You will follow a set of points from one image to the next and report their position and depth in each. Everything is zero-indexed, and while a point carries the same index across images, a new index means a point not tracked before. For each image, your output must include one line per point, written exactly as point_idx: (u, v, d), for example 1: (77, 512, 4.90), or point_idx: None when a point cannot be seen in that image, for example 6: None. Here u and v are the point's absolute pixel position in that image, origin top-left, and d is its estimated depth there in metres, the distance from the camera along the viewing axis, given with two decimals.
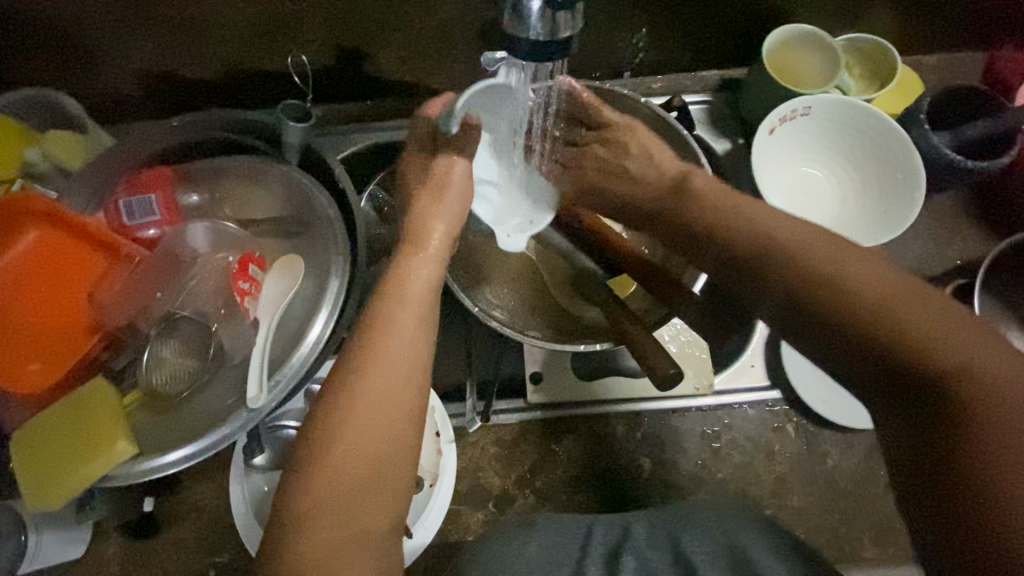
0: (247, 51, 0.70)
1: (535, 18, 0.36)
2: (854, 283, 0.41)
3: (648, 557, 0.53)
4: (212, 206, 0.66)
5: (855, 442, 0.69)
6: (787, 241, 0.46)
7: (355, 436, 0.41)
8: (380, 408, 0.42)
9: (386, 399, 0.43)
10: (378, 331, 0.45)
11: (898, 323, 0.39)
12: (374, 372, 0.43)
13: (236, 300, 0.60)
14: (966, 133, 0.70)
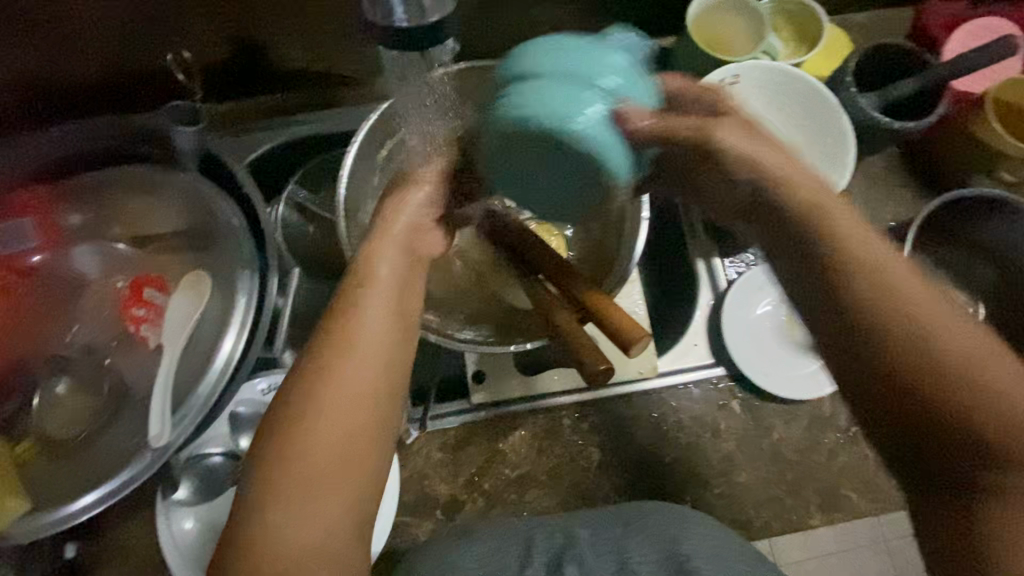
0: (121, 49, 0.62)
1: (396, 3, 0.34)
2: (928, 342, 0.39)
3: (592, 564, 0.53)
4: (98, 226, 0.59)
5: (799, 413, 0.69)
6: (879, 273, 0.41)
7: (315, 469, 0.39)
8: (353, 404, 0.40)
9: (360, 391, 0.41)
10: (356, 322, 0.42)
11: (953, 391, 0.38)
12: (351, 363, 0.41)
13: (132, 329, 0.56)
14: (896, 91, 0.68)
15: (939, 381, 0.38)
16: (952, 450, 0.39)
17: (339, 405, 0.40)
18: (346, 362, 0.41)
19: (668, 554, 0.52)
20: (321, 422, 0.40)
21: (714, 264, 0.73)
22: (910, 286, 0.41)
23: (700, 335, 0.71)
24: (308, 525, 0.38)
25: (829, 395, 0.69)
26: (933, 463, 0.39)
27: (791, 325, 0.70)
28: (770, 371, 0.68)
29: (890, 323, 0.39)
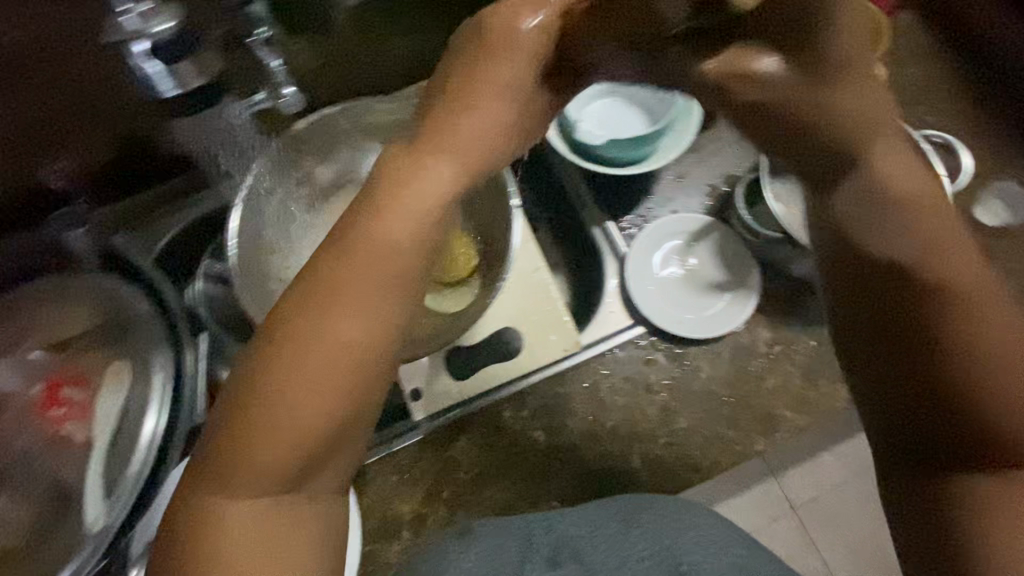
0: (13, 173, 0.62)
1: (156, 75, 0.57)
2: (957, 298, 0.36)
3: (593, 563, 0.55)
4: (11, 340, 0.61)
5: (720, 349, 0.72)
6: (955, 270, 0.36)
7: (272, 438, 0.36)
8: (329, 364, 0.37)
9: (335, 365, 0.37)
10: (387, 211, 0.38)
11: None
12: (296, 334, 0.37)
13: (56, 430, 0.58)
14: None
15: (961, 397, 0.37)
16: (929, 404, 0.38)
17: (327, 362, 0.37)
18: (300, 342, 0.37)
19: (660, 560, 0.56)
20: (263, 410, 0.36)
21: (610, 231, 0.77)
22: (980, 281, 0.36)
23: (615, 302, 0.74)
24: (260, 499, 0.37)
25: (744, 325, 0.73)
26: (937, 453, 0.39)
27: (693, 270, 0.75)
28: (680, 318, 0.72)
29: (954, 342, 0.36)
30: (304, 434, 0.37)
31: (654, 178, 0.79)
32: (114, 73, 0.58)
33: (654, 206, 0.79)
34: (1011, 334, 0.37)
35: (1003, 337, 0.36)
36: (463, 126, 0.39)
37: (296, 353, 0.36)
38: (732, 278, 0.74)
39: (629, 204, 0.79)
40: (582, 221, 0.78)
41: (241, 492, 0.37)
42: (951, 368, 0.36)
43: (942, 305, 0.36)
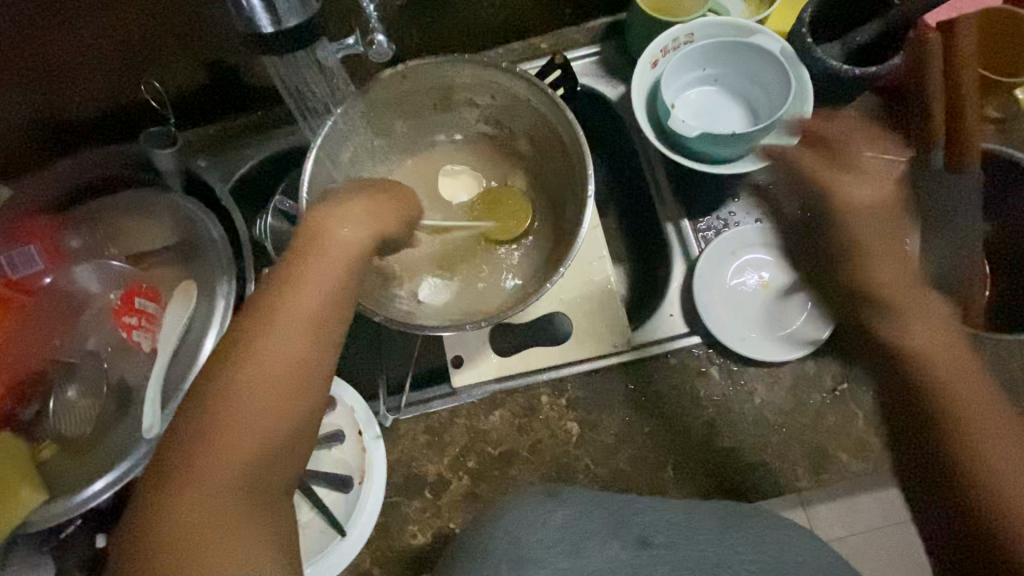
0: (118, 82, 0.64)
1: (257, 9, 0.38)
2: (975, 403, 0.51)
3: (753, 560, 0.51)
4: (97, 245, 0.67)
5: (780, 375, 0.68)
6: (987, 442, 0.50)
7: (250, 370, 0.41)
8: (289, 314, 0.43)
9: (290, 360, 0.42)
10: (276, 330, 0.43)
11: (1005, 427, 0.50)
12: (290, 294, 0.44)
13: (125, 336, 0.61)
14: (856, 37, 0.65)
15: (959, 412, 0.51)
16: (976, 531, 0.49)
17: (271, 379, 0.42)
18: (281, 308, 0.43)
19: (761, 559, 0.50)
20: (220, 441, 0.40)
21: (686, 229, 0.73)
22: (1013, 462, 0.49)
23: (676, 305, 0.71)
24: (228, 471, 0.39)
25: (811, 355, 0.68)
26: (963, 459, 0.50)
27: (769, 286, 0.71)
28: (745, 335, 0.68)
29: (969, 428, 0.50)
30: (271, 384, 0.41)
31: (741, 182, 0.74)
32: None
33: (736, 211, 0.73)
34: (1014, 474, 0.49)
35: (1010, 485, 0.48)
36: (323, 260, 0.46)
37: (249, 350, 0.42)
38: (809, 290, 0.69)
39: (708, 203, 0.74)
40: (656, 215, 0.74)
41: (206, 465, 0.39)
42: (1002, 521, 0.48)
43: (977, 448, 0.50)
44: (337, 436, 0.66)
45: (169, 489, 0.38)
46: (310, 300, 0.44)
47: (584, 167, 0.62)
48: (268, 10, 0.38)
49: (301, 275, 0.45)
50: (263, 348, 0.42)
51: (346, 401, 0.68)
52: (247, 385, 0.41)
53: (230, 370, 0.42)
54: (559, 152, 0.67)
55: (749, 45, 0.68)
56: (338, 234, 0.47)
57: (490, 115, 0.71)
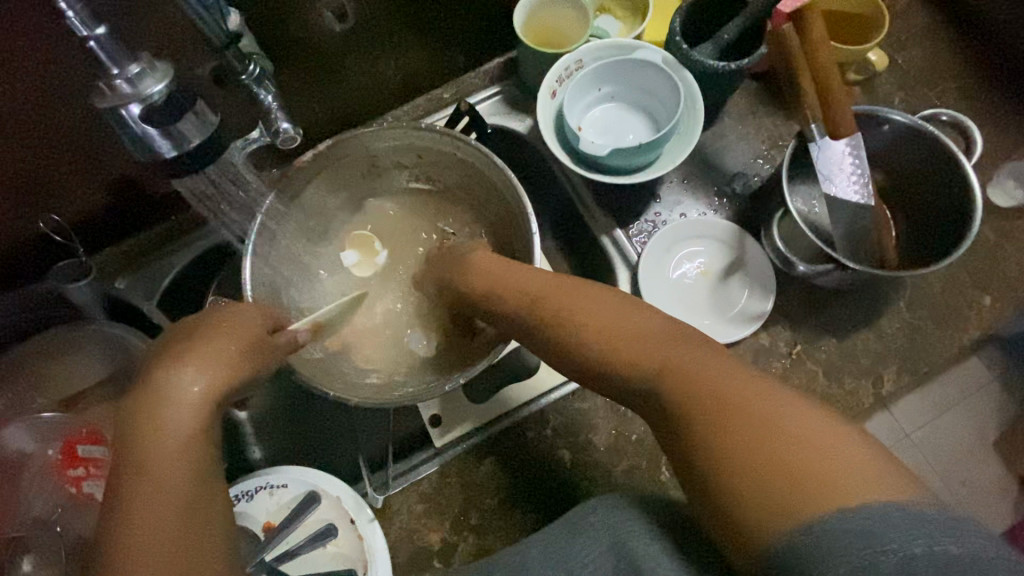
0: (8, 224, 0.60)
1: (154, 136, 0.37)
2: (714, 405, 0.44)
3: None
4: (24, 400, 0.62)
5: (741, 353, 0.71)
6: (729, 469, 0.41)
7: (145, 519, 0.41)
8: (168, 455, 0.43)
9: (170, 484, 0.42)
10: (149, 468, 0.42)
11: (711, 428, 0.43)
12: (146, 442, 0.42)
13: (76, 491, 0.57)
14: (723, 36, 0.71)
15: (722, 403, 0.44)
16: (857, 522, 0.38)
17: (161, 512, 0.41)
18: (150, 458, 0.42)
19: (612, 554, 0.49)
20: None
21: (622, 239, 0.76)
22: (756, 494, 0.40)
23: None
24: None
25: (762, 327, 0.72)
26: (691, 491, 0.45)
27: (708, 273, 0.74)
28: (701, 324, 0.72)
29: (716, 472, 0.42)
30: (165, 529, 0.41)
31: (659, 184, 0.78)
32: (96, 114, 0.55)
33: (661, 210, 0.77)
34: (795, 503, 0.39)
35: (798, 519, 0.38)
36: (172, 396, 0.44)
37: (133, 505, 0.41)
38: (744, 268, 0.74)
39: (635, 208, 0.77)
40: (591, 231, 0.77)
41: None
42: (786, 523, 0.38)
43: (736, 476, 0.41)
44: (329, 531, 0.63)
45: None
46: (176, 413, 0.44)
47: (519, 198, 0.64)
48: (166, 134, 0.38)
49: (155, 403, 0.44)
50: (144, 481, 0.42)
51: (331, 492, 0.64)
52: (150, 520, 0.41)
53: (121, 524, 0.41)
54: (486, 192, 0.69)
55: (637, 60, 0.73)
56: (182, 388, 0.45)
57: (413, 173, 0.72)
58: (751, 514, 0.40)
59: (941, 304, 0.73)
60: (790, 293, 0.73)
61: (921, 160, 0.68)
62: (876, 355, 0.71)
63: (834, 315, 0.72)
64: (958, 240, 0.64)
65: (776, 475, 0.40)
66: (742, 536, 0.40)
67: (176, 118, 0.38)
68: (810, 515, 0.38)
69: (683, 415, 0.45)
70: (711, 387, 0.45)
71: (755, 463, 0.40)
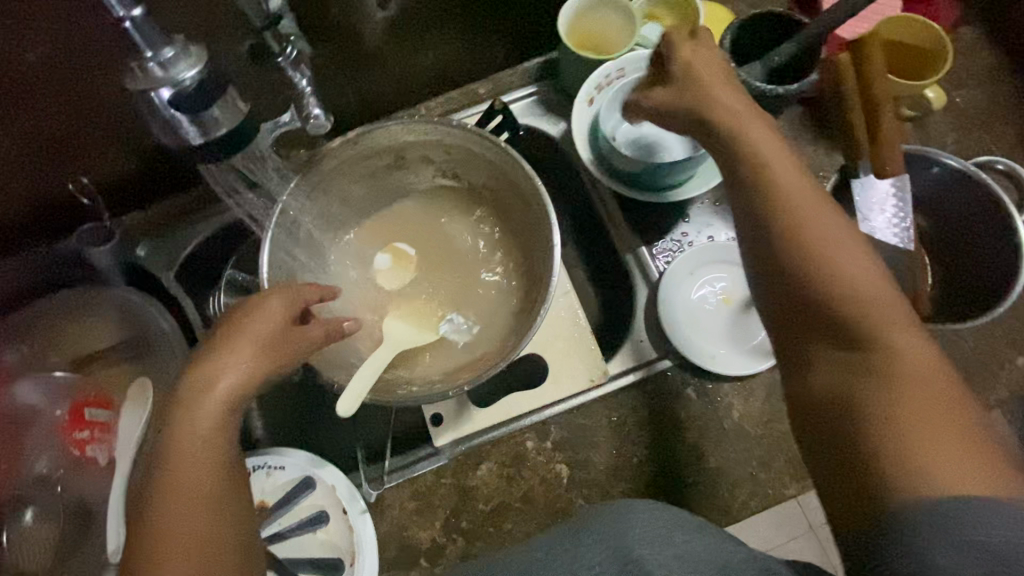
0: (38, 184, 0.61)
1: (182, 121, 0.37)
2: (885, 342, 0.41)
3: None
4: (36, 357, 0.62)
5: (754, 387, 0.69)
6: (871, 401, 0.40)
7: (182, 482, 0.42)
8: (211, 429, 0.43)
9: (187, 479, 0.42)
10: (190, 427, 0.43)
11: (877, 373, 0.40)
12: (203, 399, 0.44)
13: (79, 453, 0.57)
14: (775, 57, 0.68)
15: (893, 347, 0.41)
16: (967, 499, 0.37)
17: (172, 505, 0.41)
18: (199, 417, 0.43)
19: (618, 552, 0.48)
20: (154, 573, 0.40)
21: (645, 257, 0.74)
22: (897, 430, 0.38)
23: (645, 331, 0.72)
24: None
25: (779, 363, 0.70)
26: (823, 440, 0.42)
27: (730, 300, 0.72)
28: (717, 353, 0.69)
29: (855, 402, 0.40)
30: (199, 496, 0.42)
31: (690, 203, 0.76)
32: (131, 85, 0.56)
33: (688, 230, 0.75)
34: (941, 458, 0.37)
35: (935, 471, 0.36)
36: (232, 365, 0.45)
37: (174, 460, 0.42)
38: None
39: (663, 226, 0.75)
40: (614, 245, 0.75)
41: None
42: (916, 464, 0.37)
43: (875, 407, 0.39)
44: (321, 518, 0.64)
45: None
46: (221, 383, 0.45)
47: (544, 205, 0.63)
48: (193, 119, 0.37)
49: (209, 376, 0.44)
50: (177, 462, 0.42)
51: (327, 480, 0.65)
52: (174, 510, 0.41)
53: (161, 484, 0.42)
54: (512, 195, 0.68)
55: None
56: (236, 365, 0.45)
57: (441, 168, 0.71)
58: (880, 443, 0.38)
59: (972, 360, 0.70)
60: None
61: (971, 208, 0.65)
62: None
63: None
64: (1000, 298, 0.61)
65: (936, 428, 0.37)
66: (869, 472, 0.38)
67: (203, 108, 0.37)
68: (956, 472, 0.36)
69: (852, 350, 0.42)
70: (888, 327, 0.41)
71: (911, 410, 0.38)
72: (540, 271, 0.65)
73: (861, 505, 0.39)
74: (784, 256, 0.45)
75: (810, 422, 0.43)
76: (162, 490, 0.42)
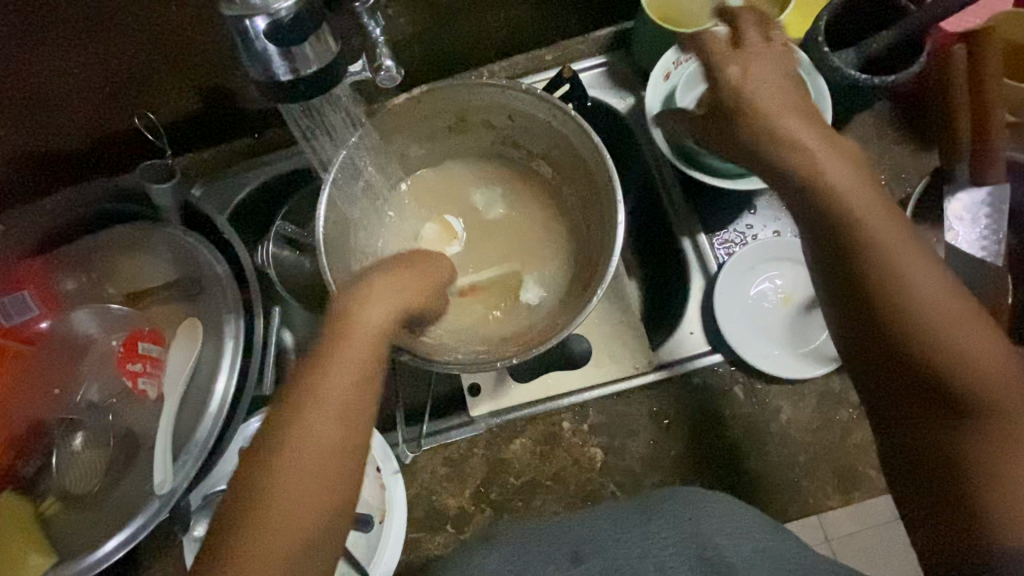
0: (105, 114, 0.61)
1: (272, 55, 0.36)
2: (987, 392, 0.42)
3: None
4: (93, 288, 0.63)
5: (806, 392, 0.67)
6: (976, 457, 0.42)
7: (314, 432, 0.42)
8: (351, 384, 0.43)
9: (324, 444, 0.42)
10: (327, 380, 0.43)
11: (984, 433, 0.42)
12: (343, 354, 0.44)
13: (130, 383, 0.59)
14: (872, 46, 0.63)
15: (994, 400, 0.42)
16: None
17: (303, 466, 0.41)
18: (341, 367, 0.43)
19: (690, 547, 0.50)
20: (256, 545, 0.39)
21: (703, 245, 0.71)
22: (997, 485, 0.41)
23: (696, 322, 0.69)
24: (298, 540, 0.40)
25: (834, 370, 0.67)
26: (917, 478, 0.44)
27: (790, 299, 0.69)
28: (770, 353, 0.67)
29: (962, 455, 0.42)
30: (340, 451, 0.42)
31: (757, 194, 0.72)
32: (204, 19, 0.55)
33: (752, 222, 0.72)
34: None
35: None
36: (363, 321, 0.46)
37: (305, 408, 0.42)
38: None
39: (725, 216, 0.72)
40: (671, 230, 0.72)
41: (275, 525, 0.40)
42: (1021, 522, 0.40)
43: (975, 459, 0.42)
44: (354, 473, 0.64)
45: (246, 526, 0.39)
46: (362, 334, 0.45)
47: (610, 182, 0.60)
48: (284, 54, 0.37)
49: (348, 334, 0.45)
50: (314, 410, 0.42)
51: None
52: (285, 481, 0.40)
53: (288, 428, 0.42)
54: (575, 168, 0.66)
55: None
56: (367, 319, 0.46)
57: (503, 135, 0.69)
58: (977, 497, 0.41)
59: None
60: None
61: None
62: None
63: None
64: None
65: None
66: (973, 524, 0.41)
67: (296, 42, 0.36)
68: None
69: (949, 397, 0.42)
70: (986, 371, 0.42)
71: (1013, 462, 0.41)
72: (603, 249, 0.62)
73: (958, 545, 0.42)
74: (874, 294, 0.44)
75: (903, 470, 0.45)
76: (298, 445, 0.41)
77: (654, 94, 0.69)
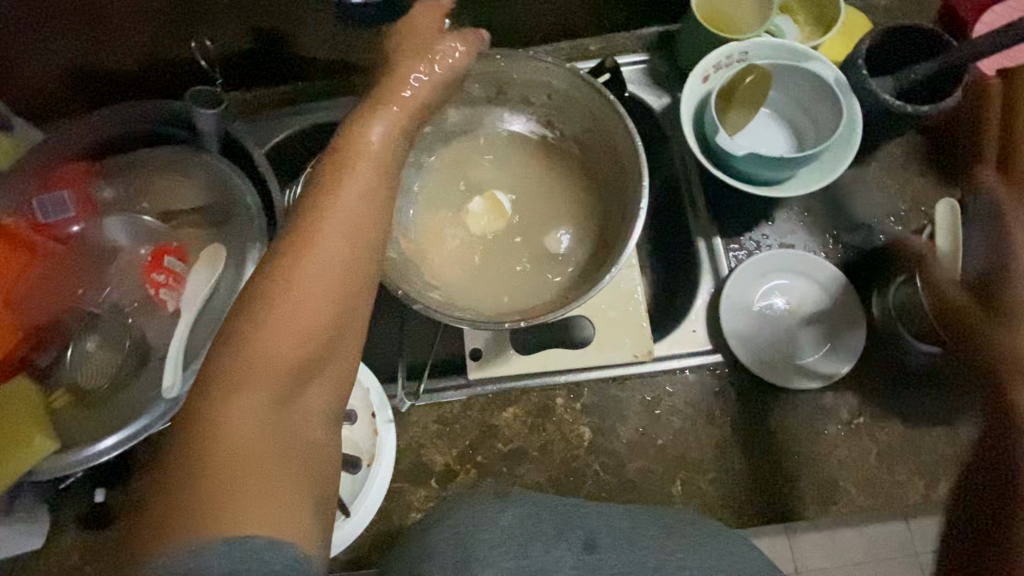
0: (165, 37, 0.64)
1: None
2: None
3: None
4: (129, 199, 0.66)
5: (798, 402, 0.68)
6: None
7: (330, 239, 0.42)
8: (358, 210, 0.44)
9: (339, 253, 0.42)
10: (340, 195, 0.44)
11: None
12: (355, 172, 0.45)
13: (151, 293, 0.61)
14: (910, 76, 0.65)
15: None
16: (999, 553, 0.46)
17: (321, 268, 0.41)
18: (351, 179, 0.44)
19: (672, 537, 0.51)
20: (260, 341, 0.38)
21: (717, 249, 0.72)
22: None
23: (700, 321, 0.71)
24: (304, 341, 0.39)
25: (828, 386, 0.68)
26: None
27: (796, 312, 0.70)
28: (767, 359, 0.68)
29: None
30: (352, 263, 0.42)
31: (778, 206, 0.73)
32: None
33: (769, 232, 0.73)
34: None
35: None
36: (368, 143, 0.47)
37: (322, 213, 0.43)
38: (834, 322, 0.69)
39: (743, 222, 0.73)
40: (688, 230, 0.74)
41: (286, 323, 0.39)
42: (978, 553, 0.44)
43: None
44: (349, 415, 0.66)
45: (254, 318, 0.39)
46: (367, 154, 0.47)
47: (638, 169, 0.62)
48: None
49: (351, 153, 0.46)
50: (327, 218, 0.42)
51: (364, 382, 0.68)
52: (298, 280, 0.40)
53: (316, 231, 0.42)
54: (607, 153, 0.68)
55: (804, 70, 0.68)
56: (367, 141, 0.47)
57: (541, 113, 0.71)
58: None
59: None
60: (872, 365, 0.69)
61: None
62: (938, 457, 0.66)
63: (910, 404, 0.68)
64: None
65: None
66: None
67: None
68: None
69: None
70: None
71: None
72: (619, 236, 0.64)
73: None
74: None
75: None
76: (313, 251, 0.41)
77: (691, 93, 0.69)
